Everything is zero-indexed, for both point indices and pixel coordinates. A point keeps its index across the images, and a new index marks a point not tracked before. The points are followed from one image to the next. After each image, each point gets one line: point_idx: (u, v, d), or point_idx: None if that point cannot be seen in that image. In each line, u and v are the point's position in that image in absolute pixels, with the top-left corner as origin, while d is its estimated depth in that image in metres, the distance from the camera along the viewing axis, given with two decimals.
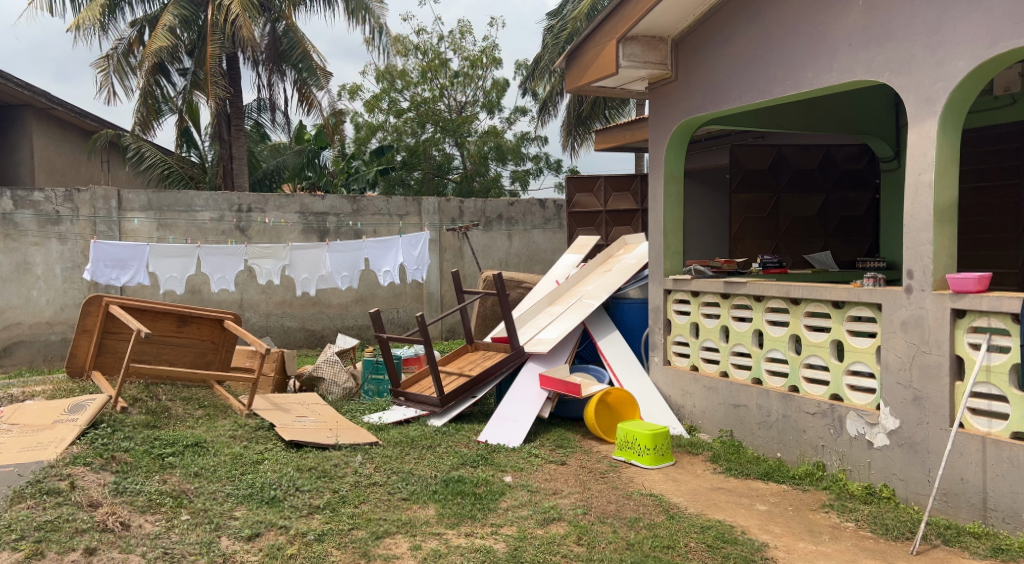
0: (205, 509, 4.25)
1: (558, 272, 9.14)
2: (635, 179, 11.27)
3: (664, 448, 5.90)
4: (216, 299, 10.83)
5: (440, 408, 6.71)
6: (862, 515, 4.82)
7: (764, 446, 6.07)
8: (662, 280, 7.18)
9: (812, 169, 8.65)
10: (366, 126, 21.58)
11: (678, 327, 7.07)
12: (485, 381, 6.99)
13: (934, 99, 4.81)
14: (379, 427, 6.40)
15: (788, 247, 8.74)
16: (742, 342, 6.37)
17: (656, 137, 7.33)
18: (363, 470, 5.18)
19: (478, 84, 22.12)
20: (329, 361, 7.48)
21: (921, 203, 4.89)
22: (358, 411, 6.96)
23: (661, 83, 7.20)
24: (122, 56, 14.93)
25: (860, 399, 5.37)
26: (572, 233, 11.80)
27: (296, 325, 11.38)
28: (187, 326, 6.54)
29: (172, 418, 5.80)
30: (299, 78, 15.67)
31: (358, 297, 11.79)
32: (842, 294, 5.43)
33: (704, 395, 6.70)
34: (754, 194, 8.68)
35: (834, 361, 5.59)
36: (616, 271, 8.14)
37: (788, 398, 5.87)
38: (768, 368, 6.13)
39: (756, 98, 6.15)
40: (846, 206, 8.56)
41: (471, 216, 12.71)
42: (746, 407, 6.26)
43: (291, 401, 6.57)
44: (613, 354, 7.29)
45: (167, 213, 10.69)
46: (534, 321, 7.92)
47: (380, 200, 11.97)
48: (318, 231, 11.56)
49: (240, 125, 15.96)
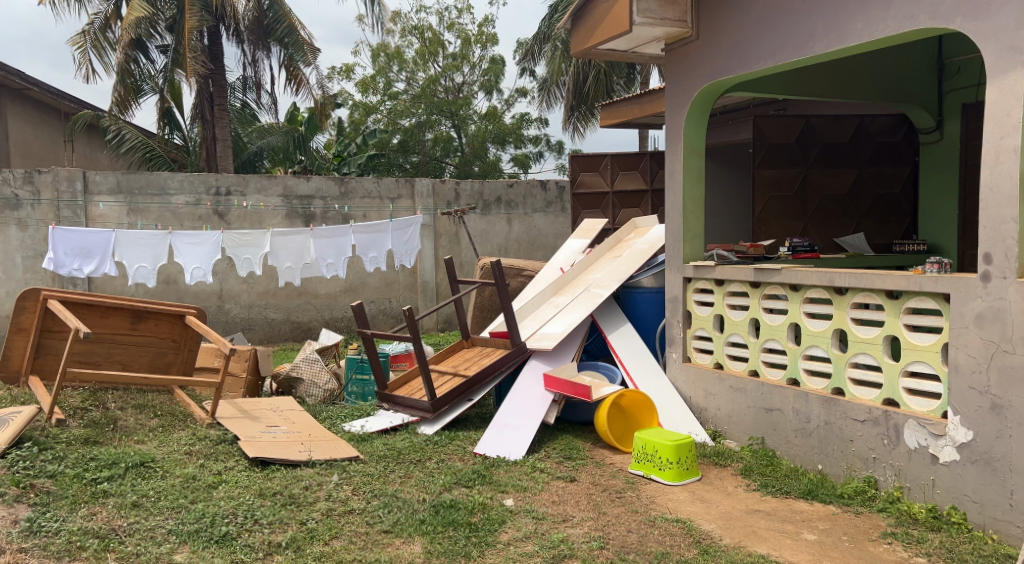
0: (138, 553, 3.46)
1: (562, 258, 8.34)
2: (644, 157, 10.50)
3: (689, 462, 5.11)
4: (193, 290, 10.06)
5: (431, 414, 5.88)
6: (934, 547, 4.04)
7: (803, 456, 5.31)
8: (682, 266, 6.40)
9: (843, 144, 7.68)
10: (361, 107, 20.77)
11: (700, 320, 6.27)
12: (483, 383, 6.19)
13: (1020, 46, 3.98)
14: (362, 437, 5.58)
15: (817, 229, 7.82)
16: (776, 337, 5.60)
17: (673, 105, 6.50)
18: (338, 494, 4.41)
19: (476, 63, 21.28)
20: (307, 360, 6.67)
21: (1004, 172, 4.09)
22: (339, 418, 6.11)
23: (679, 44, 6.36)
24: (99, 31, 14.03)
25: (920, 405, 4.58)
26: (578, 216, 10.95)
27: (281, 317, 10.60)
28: (142, 323, 5.77)
29: (120, 429, 5.00)
30: (286, 54, 14.83)
31: (347, 287, 11.02)
32: (899, 281, 4.62)
33: (732, 397, 5.93)
34: (780, 171, 7.66)
35: (888, 360, 4.80)
36: (627, 256, 7.34)
37: (833, 402, 5.09)
38: (807, 368, 5.35)
39: (794, 55, 5.32)
40: (881, 183, 7.72)
41: (468, 199, 11.89)
42: (781, 411, 5.49)
43: (263, 407, 5.79)
44: (625, 351, 6.53)
45: (138, 197, 9.86)
46: (537, 313, 7.14)
47: (370, 182, 11.16)
48: (304, 216, 10.75)
49: (224, 105, 15.18)
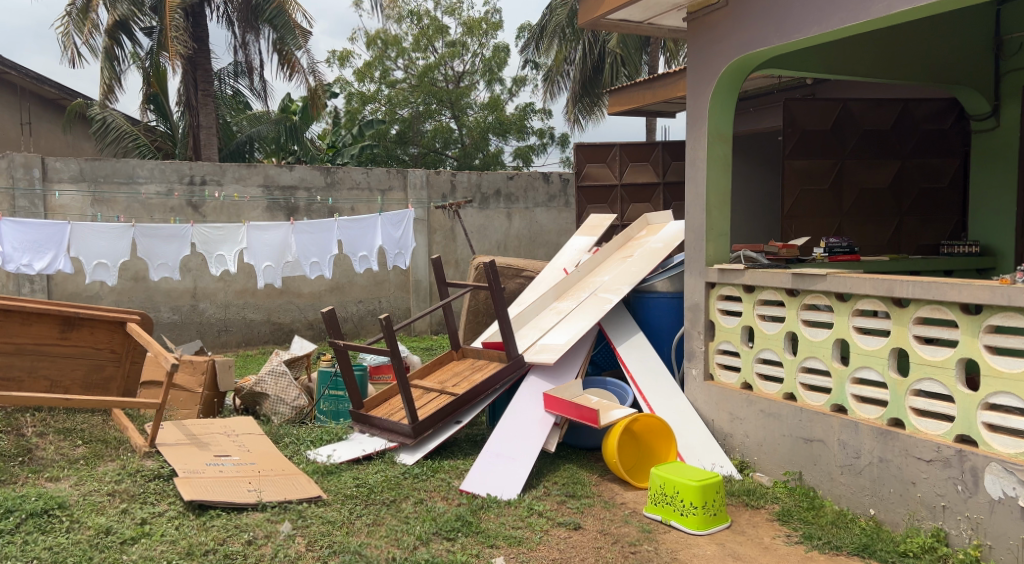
0: None
1: (566, 258, 7.48)
2: (656, 147, 9.65)
3: (716, 506, 4.27)
4: (164, 288, 9.20)
5: (412, 440, 5.01)
6: None
7: (851, 498, 4.47)
8: (705, 270, 5.55)
9: (884, 131, 6.80)
10: (358, 96, 19.91)
11: (725, 332, 5.42)
12: (474, 403, 5.34)
13: None
14: (330, 469, 4.75)
15: (853, 227, 6.89)
16: (818, 355, 4.75)
17: (695, 84, 5.64)
18: (290, 551, 3.58)
19: (478, 51, 20.41)
20: (274, 373, 5.84)
21: None
22: (306, 443, 5.26)
23: (703, 12, 5.50)
24: (81, 11, 12.85)
25: (1005, 446, 3.72)
26: (582, 211, 10.06)
27: (261, 318, 9.76)
28: (75, 331, 4.97)
29: (31, 463, 4.19)
30: (277, 37, 13.90)
31: (333, 285, 10.19)
32: (980, 293, 3.78)
33: (762, 424, 5.08)
34: (813, 161, 6.78)
35: (962, 388, 3.95)
36: (639, 257, 6.49)
37: (889, 436, 4.24)
38: (856, 393, 4.50)
39: (844, 21, 4.47)
40: (925, 175, 6.87)
41: (465, 192, 11.04)
42: (823, 443, 4.64)
43: (216, 431, 4.96)
44: (637, 366, 5.68)
45: (103, 186, 9.00)
46: (537, 319, 6.28)
47: (358, 172, 10.33)
48: (286, 208, 9.91)
49: (210, 90, 14.26)
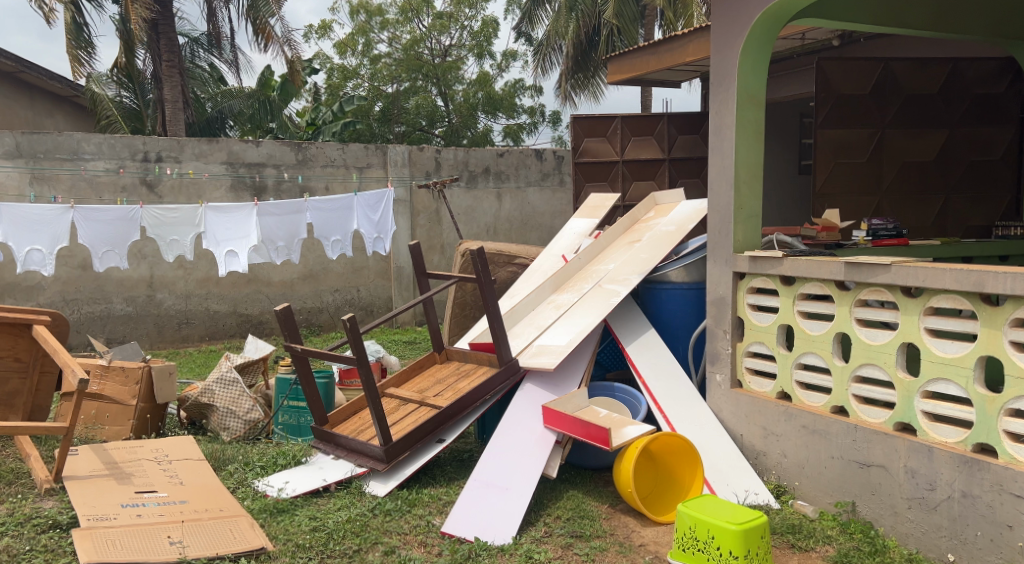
0: None
1: (564, 244, 6.57)
2: (661, 119, 8.73)
3: (761, 556, 3.39)
4: (116, 276, 8.25)
5: (384, 467, 4.11)
6: None
7: (921, 538, 3.65)
8: (732, 258, 4.67)
9: (930, 96, 5.91)
10: (339, 71, 18.81)
11: (757, 332, 4.56)
12: (459, 419, 4.44)
13: None
14: (282, 509, 3.88)
15: (894, 207, 6.02)
16: (878, 362, 3.89)
17: (720, 36, 4.74)
18: None
19: (465, 24, 19.34)
20: (224, 381, 4.94)
21: None
22: (258, 470, 4.39)
23: None
24: None
25: None
26: (580, 190, 9.01)
27: (226, 309, 8.83)
28: None
29: None
30: (249, 4, 12.82)
31: (307, 273, 9.26)
32: None
33: (805, 442, 4.23)
34: (850, 131, 5.84)
35: None
36: (649, 242, 5.60)
37: (976, 466, 3.39)
38: (930, 411, 3.64)
39: None
40: (976, 147, 6.02)
41: (450, 170, 10.12)
42: (884, 470, 3.80)
43: (143, 457, 4.07)
44: (650, 370, 4.81)
45: (44, 162, 7.98)
46: (533, 315, 5.40)
47: (333, 148, 9.37)
48: (252, 187, 8.95)
49: (177, 61, 13.14)
